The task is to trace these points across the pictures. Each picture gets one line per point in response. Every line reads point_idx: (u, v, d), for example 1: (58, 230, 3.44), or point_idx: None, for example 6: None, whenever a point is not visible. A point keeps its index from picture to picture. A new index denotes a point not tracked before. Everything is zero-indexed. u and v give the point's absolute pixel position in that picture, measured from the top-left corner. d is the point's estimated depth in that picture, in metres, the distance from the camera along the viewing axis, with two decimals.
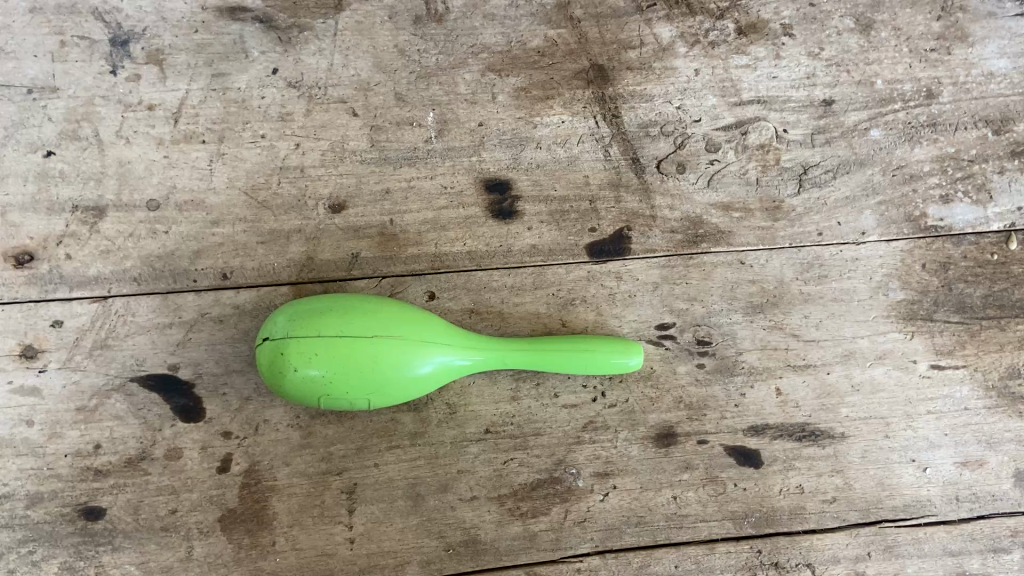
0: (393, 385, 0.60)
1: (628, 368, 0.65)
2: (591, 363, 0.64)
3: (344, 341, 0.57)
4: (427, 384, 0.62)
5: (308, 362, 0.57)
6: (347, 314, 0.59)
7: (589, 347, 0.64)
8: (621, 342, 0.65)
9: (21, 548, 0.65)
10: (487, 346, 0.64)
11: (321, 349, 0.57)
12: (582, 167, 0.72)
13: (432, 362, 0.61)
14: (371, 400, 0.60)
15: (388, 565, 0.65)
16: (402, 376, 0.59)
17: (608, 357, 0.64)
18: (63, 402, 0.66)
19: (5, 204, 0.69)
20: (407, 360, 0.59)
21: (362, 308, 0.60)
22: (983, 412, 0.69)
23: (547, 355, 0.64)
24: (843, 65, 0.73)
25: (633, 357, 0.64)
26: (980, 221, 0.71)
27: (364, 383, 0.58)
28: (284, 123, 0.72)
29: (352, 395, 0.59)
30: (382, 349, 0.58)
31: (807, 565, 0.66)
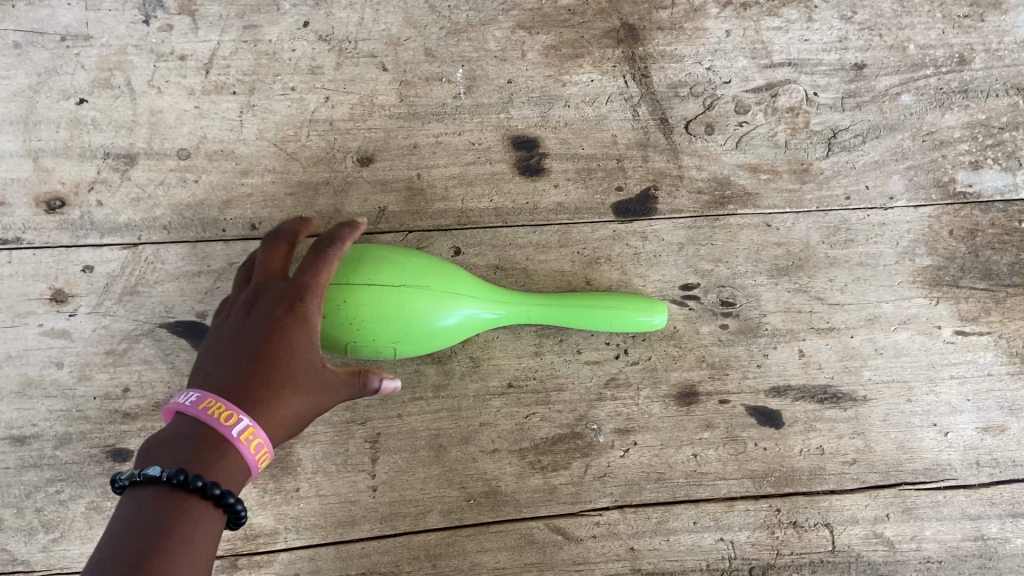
0: (417, 335, 0.60)
1: (649, 327, 0.65)
2: (618, 321, 0.64)
3: (370, 290, 0.57)
4: (451, 337, 0.62)
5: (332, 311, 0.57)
6: (371, 264, 0.58)
7: (616, 304, 0.64)
8: (647, 300, 0.65)
9: (49, 487, 0.66)
10: (512, 302, 0.64)
11: (346, 299, 0.57)
12: (610, 127, 0.72)
13: (458, 313, 0.61)
14: (395, 349, 0.60)
15: (410, 514, 0.66)
16: (427, 327, 0.60)
17: (634, 315, 0.64)
18: (92, 345, 0.67)
19: (38, 149, 0.70)
20: (432, 310, 0.59)
21: (387, 259, 0.59)
22: (1006, 378, 0.69)
23: (572, 310, 0.64)
24: (875, 30, 0.73)
25: (658, 316, 0.65)
26: (1009, 188, 0.71)
27: (389, 333, 0.58)
28: (315, 76, 0.72)
29: (376, 345, 0.59)
30: (407, 299, 0.58)
31: (825, 524, 0.67)
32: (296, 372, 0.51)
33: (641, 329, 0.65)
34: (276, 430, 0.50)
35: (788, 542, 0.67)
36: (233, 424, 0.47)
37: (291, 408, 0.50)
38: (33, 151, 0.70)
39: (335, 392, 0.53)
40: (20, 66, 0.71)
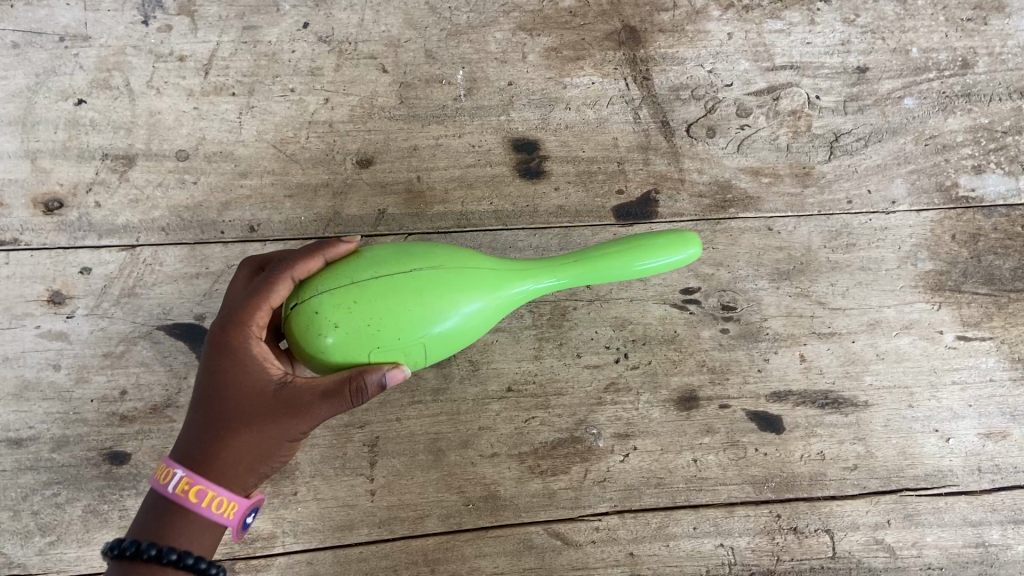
0: (446, 331, 0.51)
1: (681, 265, 0.55)
2: (653, 267, 0.54)
3: (383, 292, 0.49)
4: (479, 332, 0.54)
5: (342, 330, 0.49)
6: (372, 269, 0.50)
7: (643, 254, 0.54)
8: (672, 236, 0.55)
9: (46, 490, 0.65)
10: (531, 280, 0.55)
11: (356, 312, 0.49)
12: (611, 129, 0.71)
13: (484, 300, 0.53)
14: (424, 361, 0.52)
15: (408, 518, 0.65)
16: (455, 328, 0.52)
17: (664, 258, 0.54)
18: (90, 348, 0.67)
19: (37, 150, 0.70)
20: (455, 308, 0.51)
21: (389, 258, 0.51)
22: (1008, 384, 0.68)
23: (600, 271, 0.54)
24: (878, 33, 0.73)
25: (690, 250, 0.55)
26: (1011, 192, 0.70)
27: (418, 343, 0.50)
28: (314, 77, 0.72)
29: (404, 358, 0.51)
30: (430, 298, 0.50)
31: (826, 530, 0.67)
32: (245, 400, 0.49)
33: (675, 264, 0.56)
34: (228, 468, 0.48)
35: (788, 548, 0.66)
36: (168, 480, 0.48)
37: (249, 439, 0.48)
38: (31, 152, 0.70)
39: (307, 414, 0.49)
40: (18, 66, 0.71)
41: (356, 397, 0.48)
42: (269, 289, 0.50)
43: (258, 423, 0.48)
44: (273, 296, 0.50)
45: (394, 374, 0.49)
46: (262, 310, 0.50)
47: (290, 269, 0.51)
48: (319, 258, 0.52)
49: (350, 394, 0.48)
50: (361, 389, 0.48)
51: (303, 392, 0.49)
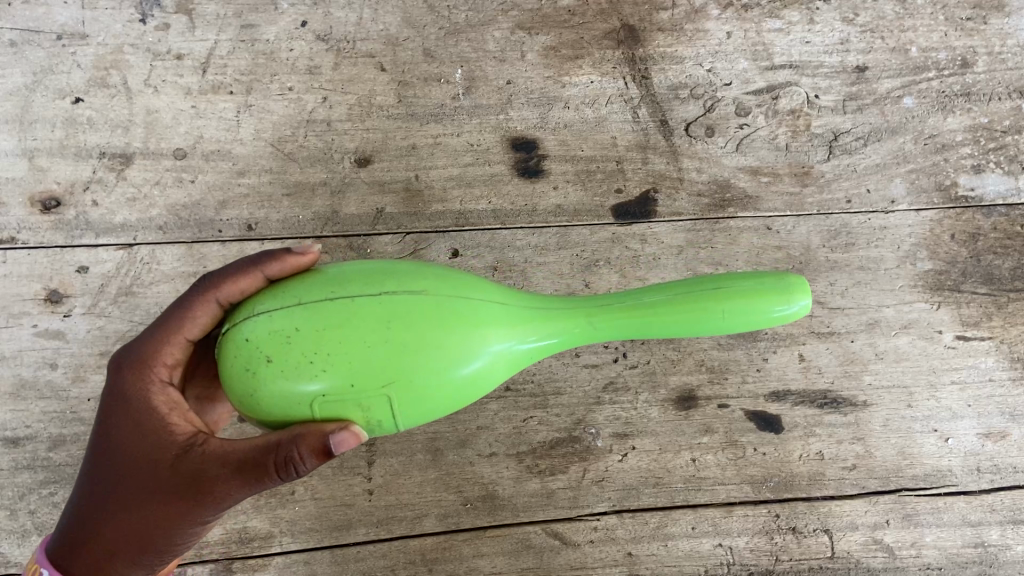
0: (413, 365, 0.42)
1: (774, 319, 0.45)
2: (732, 319, 0.45)
3: (376, 321, 0.42)
4: (485, 385, 0.46)
5: (316, 364, 0.41)
6: (372, 290, 0.43)
7: (721, 299, 0.45)
8: (770, 281, 0.45)
9: (42, 489, 0.65)
10: (563, 321, 0.47)
11: (339, 342, 0.41)
12: (609, 129, 0.71)
13: (458, 327, 0.43)
14: (414, 417, 0.44)
15: (406, 518, 0.65)
16: (458, 377, 0.44)
17: (752, 308, 0.45)
18: (87, 347, 0.67)
19: (34, 148, 0.69)
20: (462, 350, 0.43)
21: (396, 279, 0.44)
22: (1008, 384, 0.68)
23: (659, 316, 0.45)
24: (877, 32, 0.73)
25: (790, 302, 0.45)
26: (1011, 192, 0.70)
27: (409, 390, 0.42)
28: (312, 76, 0.71)
29: (390, 409, 0.43)
30: (432, 332, 0.43)
31: (825, 530, 0.66)
32: (145, 466, 0.45)
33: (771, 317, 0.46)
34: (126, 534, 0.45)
35: (787, 547, 0.66)
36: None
37: (146, 513, 0.45)
38: (28, 151, 0.69)
39: (211, 493, 0.43)
40: (15, 64, 0.70)
41: (276, 472, 0.42)
42: (187, 317, 0.47)
43: (155, 497, 0.44)
44: (190, 326, 0.47)
45: (341, 440, 0.41)
46: (175, 341, 0.47)
47: (212, 291, 0.46)
48: (255, 276, 0.46)
49: (268, 470, 0.42)
50: (287, 461, 0.41)
51: (208, 466, 0.43)
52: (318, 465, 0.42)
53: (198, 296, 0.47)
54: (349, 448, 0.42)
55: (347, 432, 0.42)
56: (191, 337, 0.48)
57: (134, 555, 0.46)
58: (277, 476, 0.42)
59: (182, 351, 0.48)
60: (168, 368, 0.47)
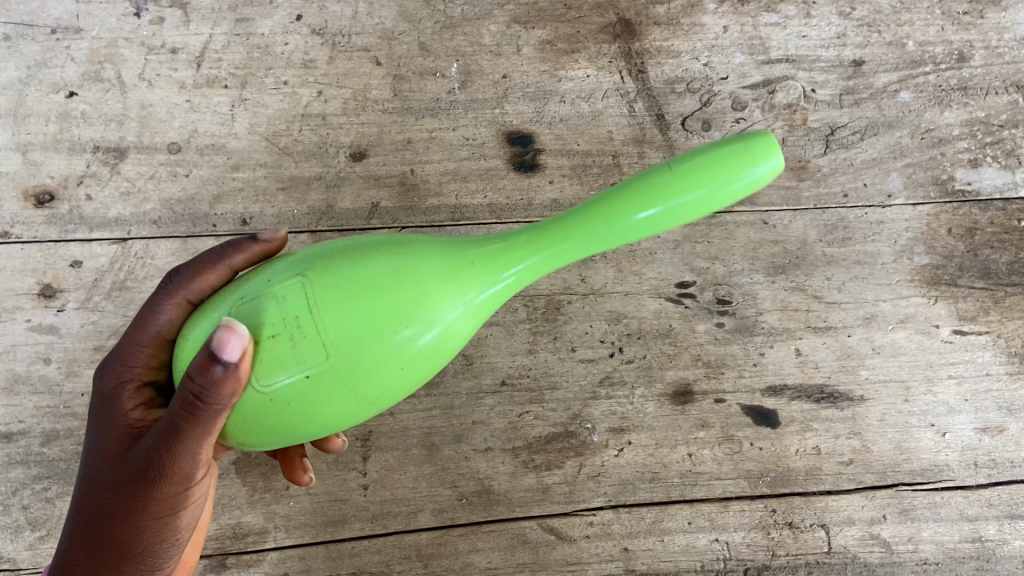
0: (358, 326, 0.39)
1: (748, 183, 0.40)
2: (701, 196, 0.39)
3: (306, 302, 0.39)
4: (462, 335, 0.43)
5: (266, 365, 0.38)
6: (299, 274, 0.40)
7: (678, 182, 0.39)
8: (725, 145, 0.40)
9: (36, 485, 0.64)
10: (523, 254, 0.43)
11: (280, 338, 0.38)
12: (605, 123, 0.71)
13: (405, 283, 0.40)
14: (393, 391, 0.42)
15: (401, 513, 0.65)
16: (421, 339, 0.41)
17: (717, 183, 0.39)
18: (80, 341, 0.66)
19: (27, 142, 0.69)
20: (413, 309, 0.40)
21: (323, 257, 0.41)
22: (1005, 378, 0.68)
23: (617, 223, 0.40)
24: (874, 26, 0.73)
25: (755, 162, 0.40)
26: (1008, 186, 0.70)
27: (373, 367, 0.39)
28: (307, 69, 0.71)
29: (364, 392, 0.40)
30: (371, 299, 0.39)
31: (821, 525, 0.66)
32: (113, 458, 0.46)
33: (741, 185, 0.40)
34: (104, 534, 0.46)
35: (783, 543, 0.66)
36: None
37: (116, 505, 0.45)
38: (21, 145, 0.69)
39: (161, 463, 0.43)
40: (9, 58, 0.70)
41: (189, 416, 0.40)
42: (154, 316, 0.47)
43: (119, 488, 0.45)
44: (157, 324, 0.47)
45: (222, 339, 0.37)
46: (148, 343, 0.47)
47: (178, 290, 0.46)
48: (224, 269, 0.48)
49: (184, 412, 0.39)
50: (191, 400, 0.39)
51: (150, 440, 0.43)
52: (224, 385, 0.38)
53: (165, 296, 0.47)
54: (239, 347, 0.37)
55: (225, 330, 0.37)
56: (165, 336, 0.47)
57: (124, 553, 0.46)
58: (194, 416, 0.39)
59: (162, 352, 0.47)
60: (148, 370, 0.47)
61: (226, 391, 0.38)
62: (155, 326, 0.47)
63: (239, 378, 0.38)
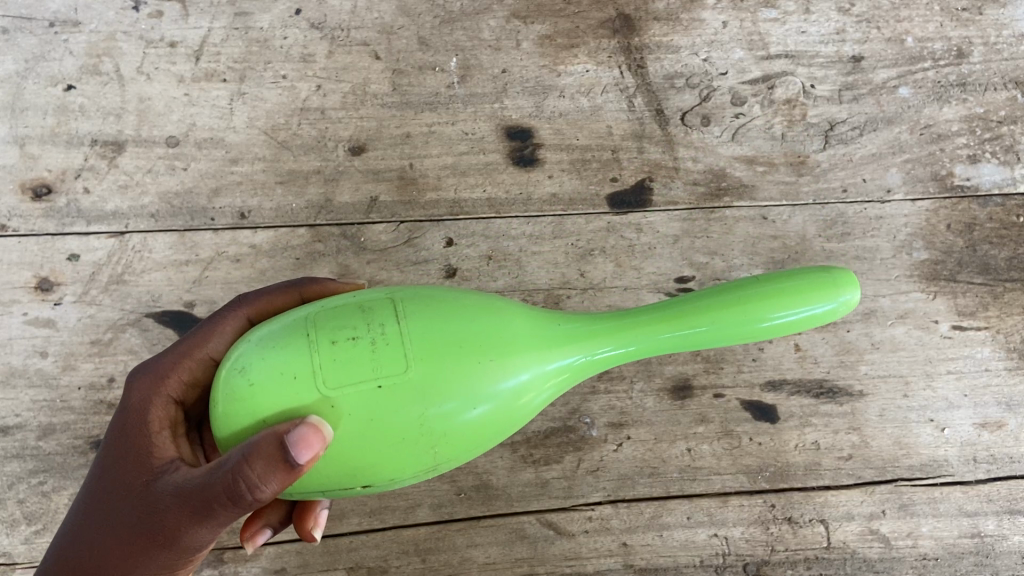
0: (432, 381, 0.41)
1: (815, 318, 0.46)
2: (778, 319, 0.45)
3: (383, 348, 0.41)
4: (518, 412, 0.46)
5: (349, 412, 0.40)
6: (397, 320, 0.42)
7: (766, 301, 0.45)
8: (811, 276, 0.46)
9: (31, 479, 0.63)
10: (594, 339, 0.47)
11: (367, 381, 0.40)
12: (605, 117, 0.71)
13: (485, 343, 0.43)
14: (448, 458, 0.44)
15: (399, 508, 0.65)
16: (494, 408, 0.43)
17: (791, 308, 0.45)
18: (77, 335, 0.66)
19: (24, 135, 0.69)
20: (497, 377, 0.43)
21: (419, 306, 0.43)
22: (1004, 373, 0.67)
23: (698, 323, 0.45)
24: (873, 22, 0.73)
25: (833, 297, 0.46)
26: (1006, 182, 0.70)
27: (447, 430, 0.42)
28: (306, 63, 0.71)
29: (426, 455, 0.43)
30: (465, 361, 0.42)
31: (820, 521, 0.66)
32: (121, 489, 0.45)
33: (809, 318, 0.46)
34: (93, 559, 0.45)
35: (782, 538, 0.66)
36: None
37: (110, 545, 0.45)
38: (19, 138, 0.69)
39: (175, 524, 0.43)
40: (7, 52, 0.71)
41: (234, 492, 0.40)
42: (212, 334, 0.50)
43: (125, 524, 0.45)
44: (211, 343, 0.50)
45: (303, 438, 0.38)
46: (195, 357, 0.49)
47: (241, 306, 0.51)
48: (293, 295, 0.53)
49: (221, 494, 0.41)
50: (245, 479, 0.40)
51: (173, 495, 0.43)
52: (281, 475, 0.39)
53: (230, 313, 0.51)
54: (314, 451, 0.39)
55: (311, 430, 0.39)
56: (214, 355, 0.50)
57: None
58: (230, 500, 0.41)
59: (200, 370, 0.50)
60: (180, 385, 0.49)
61: (279, 483, 0.40)
62: (207, 344, 0.50)
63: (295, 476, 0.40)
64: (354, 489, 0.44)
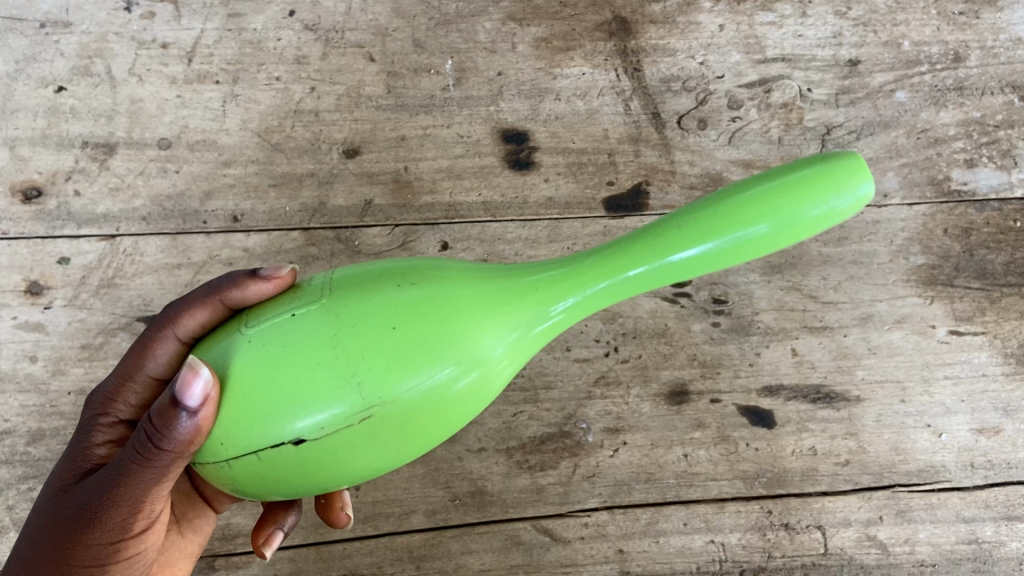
0: (385, 373, 0.36)
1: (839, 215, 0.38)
2: (785, 228, 0.37)
3: (323, 347, 0.36)
4: (501, 379, 0.41)
5: (286, 416, 0.36)
6: (320, 313, 0.37)
7: (761, 212, 0.37)
8: (806, 172, 0.38)
9: (20, 485, 0.62)
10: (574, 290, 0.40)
11: (295, 377, 0.36)
12: (601, 121, 0.71)
13: (440, 321, 0.38)
14: (431, 436, 0.40)
15: (393, 514, 0.64)
16: (457, 379, 0.38)
17: (791, 214, 0.37)
18: (67, 339, 0.65)
19: (14, 137, 0.68)
20: (453, 348, 0.38)
21: (345, 288, 0.39)
22: (1001, 379, 0.67)
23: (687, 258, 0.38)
24: (869, 26, 0.73)
25: (846, 192, 0.37)
26: (1004, 186, 0.70)
27: (410, 414, 0.37)
28: (299, 65, 0.71)
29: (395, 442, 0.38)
30: (407, 336, 0.37)
31: (818, 527, 0.66)
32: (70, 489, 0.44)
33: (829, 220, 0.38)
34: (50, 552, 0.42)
35: (779, 544, 0.65)
36: None
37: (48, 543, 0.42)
38: (9, 140, 0.68)
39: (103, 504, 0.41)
40: None
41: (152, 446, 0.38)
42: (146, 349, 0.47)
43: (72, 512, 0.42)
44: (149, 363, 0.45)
45: (183, 382, 0.36)
46: (138, 378, 0.46)
47: (171, 328, 0.44)
48: None
49: (140, 455, 0.39)
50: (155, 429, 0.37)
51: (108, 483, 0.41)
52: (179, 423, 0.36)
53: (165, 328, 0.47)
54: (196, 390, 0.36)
55: (190, 372, 0.36)
56: (156, 376, 0.46)
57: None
58: (149, 459, 0.39)
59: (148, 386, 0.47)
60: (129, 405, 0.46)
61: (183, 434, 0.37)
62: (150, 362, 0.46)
63: (197, 427, 0.37)
64: (335, 484, 0.40)
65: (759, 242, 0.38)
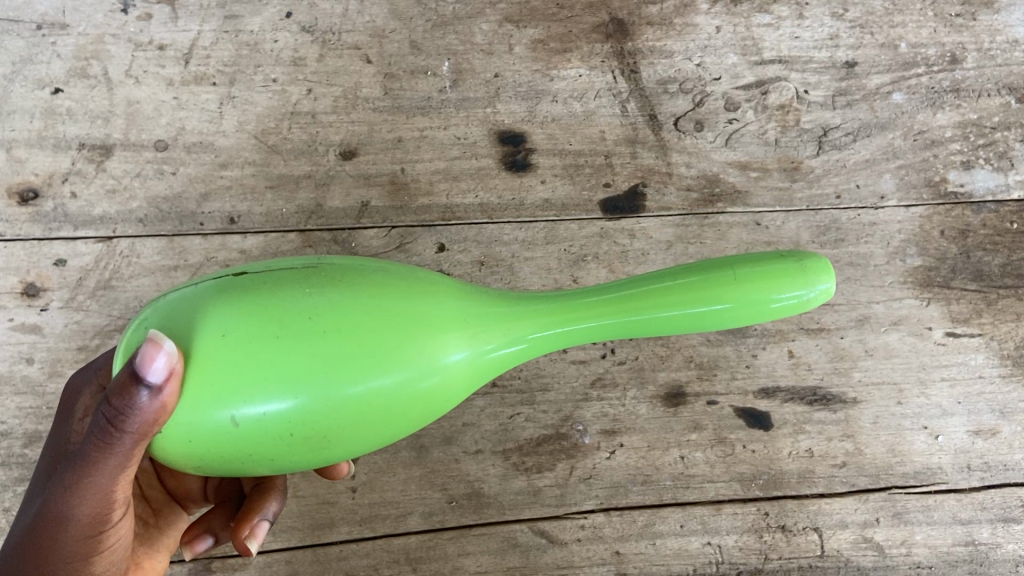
0: (356, 365, 0.36)
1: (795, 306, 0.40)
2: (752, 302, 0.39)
3: (302, 325, 0.36)
4: (451, 394, 0.41)
5: (252, 389, 0.35)
6: (303, 291, 0.37)
7: (733, 286, 0.39)
8: (777, 262, 0.40)
9: (17, 487, 0.62)
10: (541, 319, 0.42)
11: (272, 359, 0.35)
12: (598, 122, 0.71)
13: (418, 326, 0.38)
14: (371, 437, 0.39)
15: (390, 516, 0.64)
16: (419, 388, 0.38)
17: (755, 297, 0.39)
18: (63, 341, 0.65)
19: (11, 139, 0.68)
20: (422, 354, 0.38)
21: (332, 277, 0.38)
22: (998, 380, 0.67)
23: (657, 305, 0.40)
24: (867, 27, 0.73)
25: (805, 286, 0.40)
26: (1001, 188, 0.70)
27: (365, 411, 0.37)
28: (295, 67, 0.71)
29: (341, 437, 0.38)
30: (391, 338, 0.37)
31: (815, 528, 0.66)
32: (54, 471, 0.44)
33: (785, 311, 0.40)
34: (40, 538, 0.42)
35: (776, 546, 0.66)
36: None
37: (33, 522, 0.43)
38: (6, 142, 0.68)
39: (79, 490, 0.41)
40: None
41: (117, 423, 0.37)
42: None
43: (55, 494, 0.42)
44: None
45: (144, 356, 0.34)
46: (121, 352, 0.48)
47: None
48: None
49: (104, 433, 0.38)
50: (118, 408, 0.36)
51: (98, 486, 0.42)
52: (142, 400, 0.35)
53: None
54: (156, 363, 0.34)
55: (152, 346, 0.35)
56: None
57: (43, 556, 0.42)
58: (109, 442, 0.38)
59: None
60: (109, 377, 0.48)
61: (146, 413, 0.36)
62: None
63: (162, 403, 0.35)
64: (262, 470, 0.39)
65: (722, 313, 0.40)
